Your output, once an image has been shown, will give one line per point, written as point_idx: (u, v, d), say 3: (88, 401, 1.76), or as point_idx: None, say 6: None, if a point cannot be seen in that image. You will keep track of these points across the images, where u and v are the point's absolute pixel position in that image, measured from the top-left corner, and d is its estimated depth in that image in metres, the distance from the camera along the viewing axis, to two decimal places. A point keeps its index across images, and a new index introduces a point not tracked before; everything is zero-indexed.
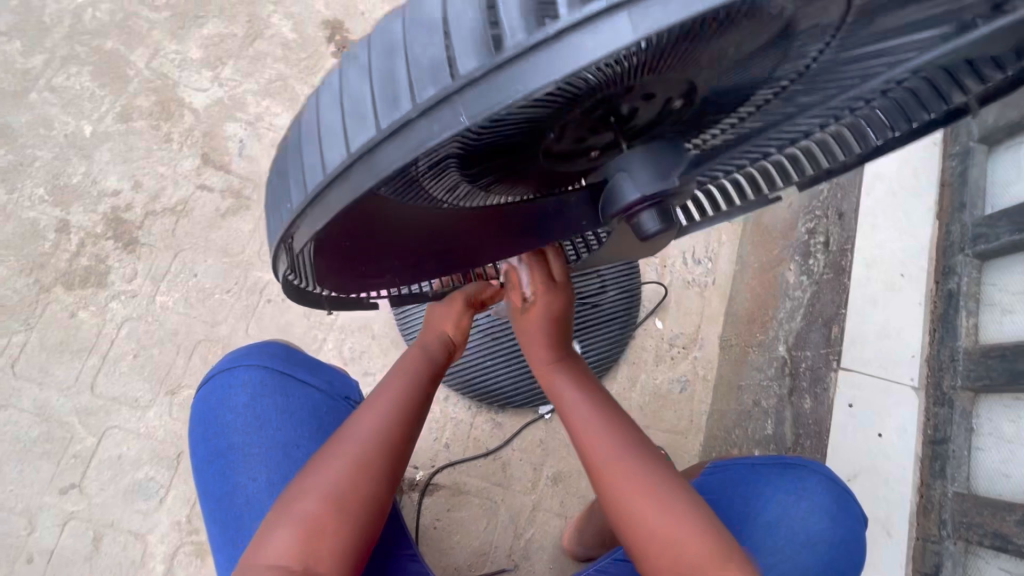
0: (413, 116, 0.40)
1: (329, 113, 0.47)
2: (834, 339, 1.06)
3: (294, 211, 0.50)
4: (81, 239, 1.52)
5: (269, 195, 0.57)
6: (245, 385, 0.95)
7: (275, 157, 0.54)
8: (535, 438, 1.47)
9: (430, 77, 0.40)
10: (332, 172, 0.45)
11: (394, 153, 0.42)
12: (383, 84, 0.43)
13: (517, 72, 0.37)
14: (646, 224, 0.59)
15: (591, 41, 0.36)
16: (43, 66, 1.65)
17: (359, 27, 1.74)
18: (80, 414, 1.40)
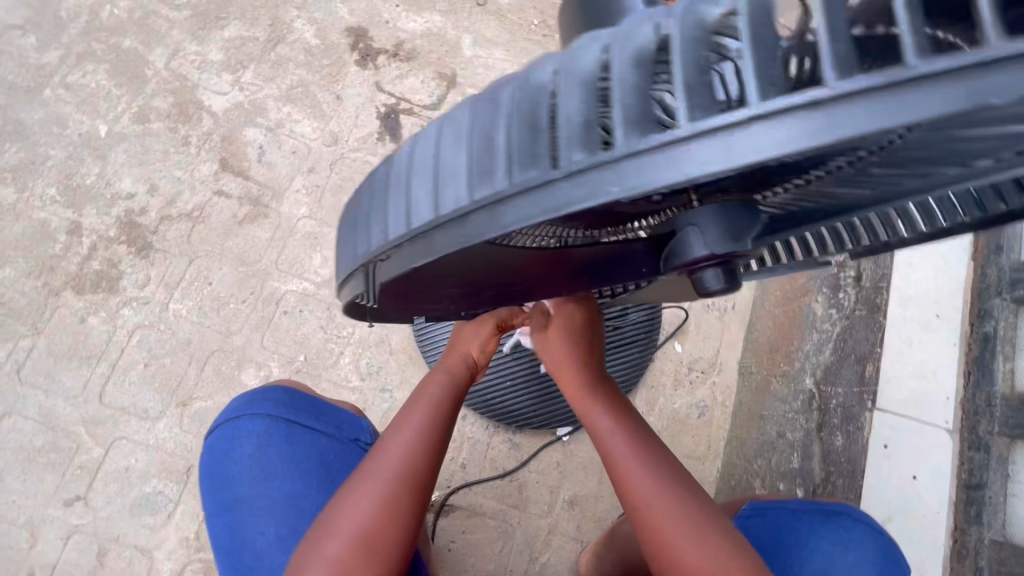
0: (558, 177, 0.38)
1: (450, 146, 0.45)
2: (868, 378, 1.08)
3: (393, 240, 0.49)
4: (93, 243, 1.48)
5: (355, 211, 0.56)
6: (250, 436, 0.91)
7: (376, 176, 0.53)
8: (552, 460, 1.45)
9: (581, 140, 0.38)
10: (450, 213, 0.44)
11: (527, 211, 0.40)
12: (523, 130, 0.40)
13: (681, 156, 0.35)
14: (710, 280, 0.57)
15: (770, 136, 0.33)
16: (58, 62, 1.61)
17: (384, 36, 1.71)
18: (87, 424, 1.36)
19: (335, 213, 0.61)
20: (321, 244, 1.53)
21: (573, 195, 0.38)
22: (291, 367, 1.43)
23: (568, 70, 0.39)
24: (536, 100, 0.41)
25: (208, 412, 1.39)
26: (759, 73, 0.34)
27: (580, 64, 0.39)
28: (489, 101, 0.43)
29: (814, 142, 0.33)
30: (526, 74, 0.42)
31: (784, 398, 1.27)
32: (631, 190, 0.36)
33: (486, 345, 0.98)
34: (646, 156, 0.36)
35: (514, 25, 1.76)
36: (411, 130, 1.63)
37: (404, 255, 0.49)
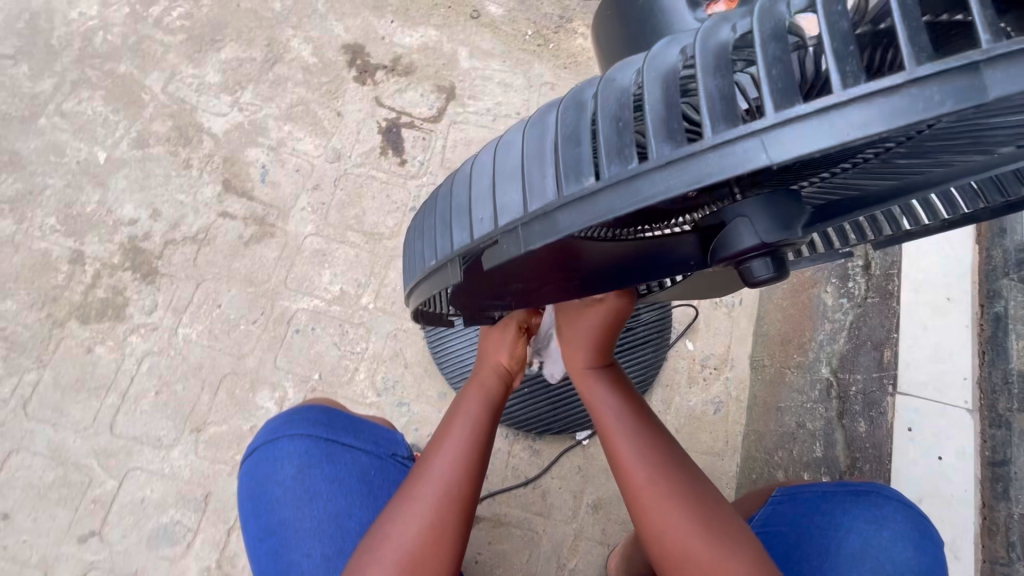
0: (704, 147, 0.40)
1: (575, 129, 0.49)
2: (887, 364, 1.08)
3: (508, 225, 0.53)
4: (96, 270, 1.45)
5: (456, 205, 0.62)
6: (291, 457, 0.88)
7: (487, 167, 0.58)
8: (573, 465, 1.45)
9: (723, 114, 0.41)
10: (577, 192, 0.47)
11: (660, 182, 0.42)
12: (658, 106, 0.43)
13: (831, 120, 0.37)
14: (757, 271, 0.55)
15: (917, 101, 0.36)
16: (53, 90, 1.59)
17: (382, 51, 1.72)
18: (99, 456, 1.33)
19: (437, 208, 0.67)
20: (329, 261, 1.52)
21: (711, 167, 0.40)
22: (307, 386, 1.42)
23: (705, 50, 0.43)
24: (670, 81, 0.44)
25: (223, 437, 1.36)
26: (909, 38, 0.36)
27: (718, 43, 0.43)
28: (618, 88, 0.48)
29: (969, 101, 0.35)
30: (660, 59, 0.46)
31: (801, 388, 1.29)
32: (776, 158, 0.38)
33: (515, 351, 0.98)
34: (793, 123, 0.38)
35: (508, 36, 1.79)
36: (413, 144, 1.64)
37: (518, 239, 0.52)
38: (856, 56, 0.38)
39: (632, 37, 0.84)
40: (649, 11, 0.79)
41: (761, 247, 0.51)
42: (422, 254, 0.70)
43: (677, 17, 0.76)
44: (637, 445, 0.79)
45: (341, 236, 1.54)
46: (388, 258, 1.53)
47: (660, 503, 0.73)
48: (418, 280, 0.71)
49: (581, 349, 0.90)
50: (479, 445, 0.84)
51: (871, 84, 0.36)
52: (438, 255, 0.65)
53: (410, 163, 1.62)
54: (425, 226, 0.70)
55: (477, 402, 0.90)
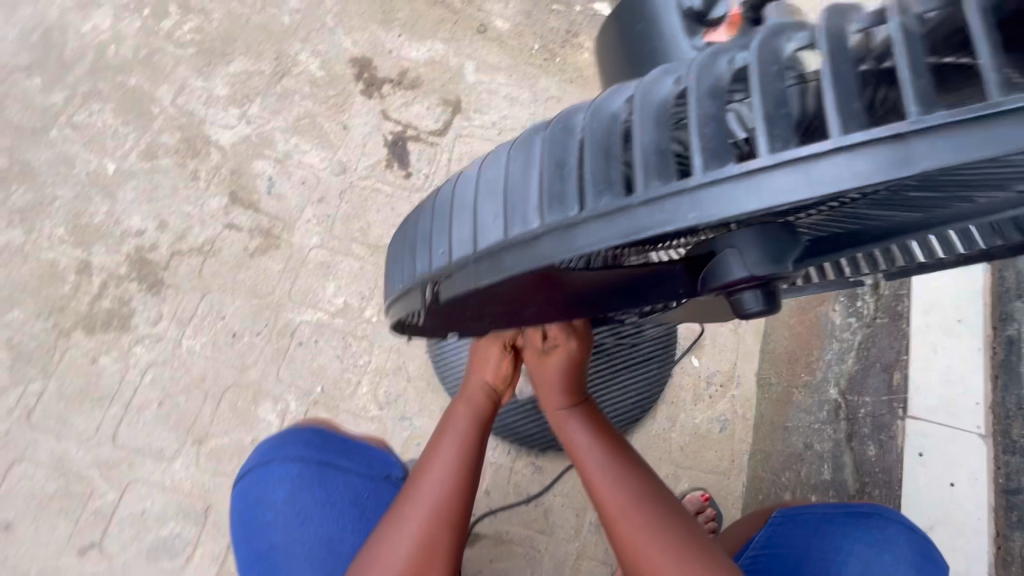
0: (637, 203, 0.43)
1: (524, 172, 0.51)
2: (896, 386, 1.07)
3: (462, 258, 0.55)
4: (103, 281, 1.46)
5: (417, 236, 0.65)
6: (283, 480, 0.88)
7: (445, 202, 0.60)
8: (576, 481, 1.43)
9: (658, 168, 0.43)
10: (521, 234, 0.50)
11: (596, 234, 0.45)
12: (598, 159, 0.46)
13: (757, 184, 0.39)
14: (748, 302, 0.54)
15: (844, 168, 0.37)
16: (65, 102, 1.62)
17: (388, 65, 1.73)
18: (101, 467, 1.33)
19: (403, 235, 0.69)
20: (333, 273, 1.52)
21: (643, 221, 0.43)
22: (309, 399, 1.41)
23: (645, 108, 0.45)
24: (612, 133, 0.47)
25: (225, 449, 1.36)
26: (841, 105, 0.38)
27: (658, 100, 0.45)
28: (565, 137, 0.50)
29: (893, 172, 0.36)
30: (603, 109, 0.49)
31: (808, 409, 1.28)
32: (703, 217, 0.41)
33: (501, 369, 0.97)
34: (726, 181, 0.40)
35: (514, 50, 1.79)
36: (418, 157, 1.64)
37: (471, 272, 0.55)
38: (787, 119, 0.40)
39: (632, 59, 0.83)
40: (648, 32, 0.79)
41: (748, 280, 0.49)
42: (390, 277, 0.72)
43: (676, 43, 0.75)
44: (615, 480, 0.78)
45: (345, 248, 1.54)
46: None
47: (642, 534, 0.72)
48: (388, 302, 0.74)
49: (550, 390, 0.91)
50: (467, 463, 0.83)
51: (804, 151, 0.38)
52: (404, 280, 0.67)
53: (415, 176, 1.63)
54: (394, 249, 0.71)
55: (464, 420, 0.89)
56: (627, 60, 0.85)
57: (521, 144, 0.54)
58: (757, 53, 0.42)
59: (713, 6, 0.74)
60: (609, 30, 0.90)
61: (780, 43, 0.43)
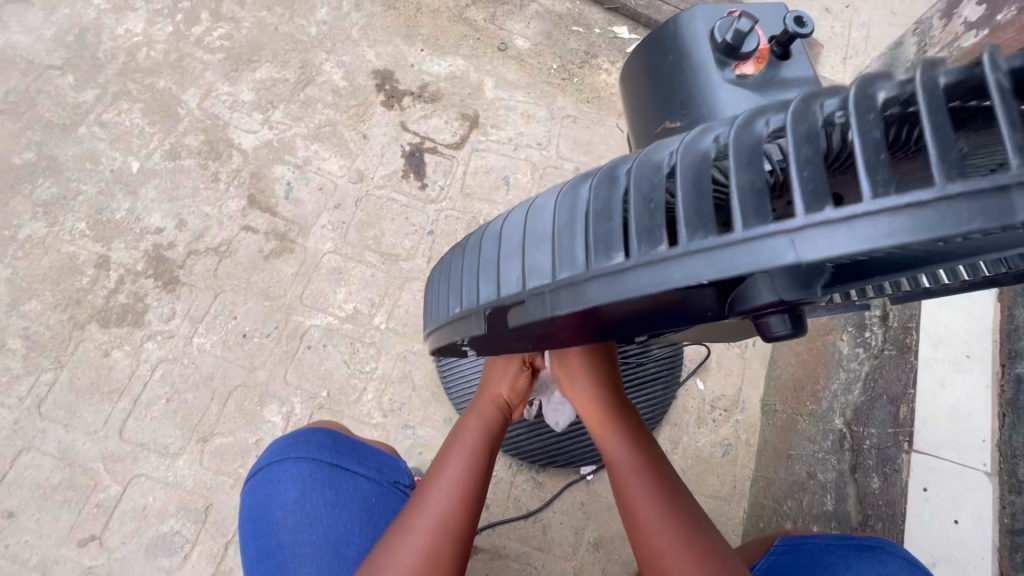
0: (736, 240, 0.43)
1: (651, 190, 0.50)
2: (902, 419, 1.05)
3: (538, 287, 0.56)
4: (120, 276, 1.49)
5: (484, 261, 0.66)
6: (294, 480, 0.89)
7: (516, 231, 0.62)
8: (576, 499, 1.43)
9: (754, 208, 0.43)
10: (606, 266, 0.50)
11: (689, 269, 0.45)
12: (690, 194, 0.46)
13: (839, 231, 0.39)
14: (775, 326, 0.55)
15: (935, 218, 0.37)
16: (95, 101, 1.66)
17: (409, 78, 1.78)
18: (106, 460, 1.35)
19: (465, 261, 0.71)
20: (345, 279, 1.54)
21: (737, 261, 0.43)
22: (314, 403, 1.43)
23: (740, 145, 0.45)
24: (704, 169, 0.47)
25: (228, 448, 1.37)
26: (939, 155, 0.38)
27: (752, 137, 0.45)
28: (653, 171, 0.50)
29: (992, 220, 0.36)
30: (694, 147, 0.49)
31: (813, 438, 1.27)
32: (806, 257, 0.40)
33: (516, 383, 1.00)
34: (821, 226, 0.40)
35: (533, 69, 1.83)
36: (434, 169, 1.67)
37: (545, 301, 0.55)
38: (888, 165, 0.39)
39: (658, 89, 0.84)
40: (679, 63, 0.80)
41: (780, 305, 0.51)
42: (448, 299, 0.74)
43: (708, 76, 0.76)
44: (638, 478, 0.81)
45: (358, 255, 1.57)
46: (402, 280, 1.55)
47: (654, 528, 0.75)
48: (441, 323, 0.76)
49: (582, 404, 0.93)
50: (478, 474, 0.85)
51: (898, 198, 0.38)
52: (463, 304, 0.69)
53: (430, 188, 1.65)
54: (453, 272, 0.75)
55: (475, 431, 0.91)
56: (652, 91, 0.86)
57: (603, 177, 0.55)
58: (852, 100, 0.42)
59: (744, 39, 0.73)
60: (634, 63, 0.92)
61: (873, 86, 0.43)
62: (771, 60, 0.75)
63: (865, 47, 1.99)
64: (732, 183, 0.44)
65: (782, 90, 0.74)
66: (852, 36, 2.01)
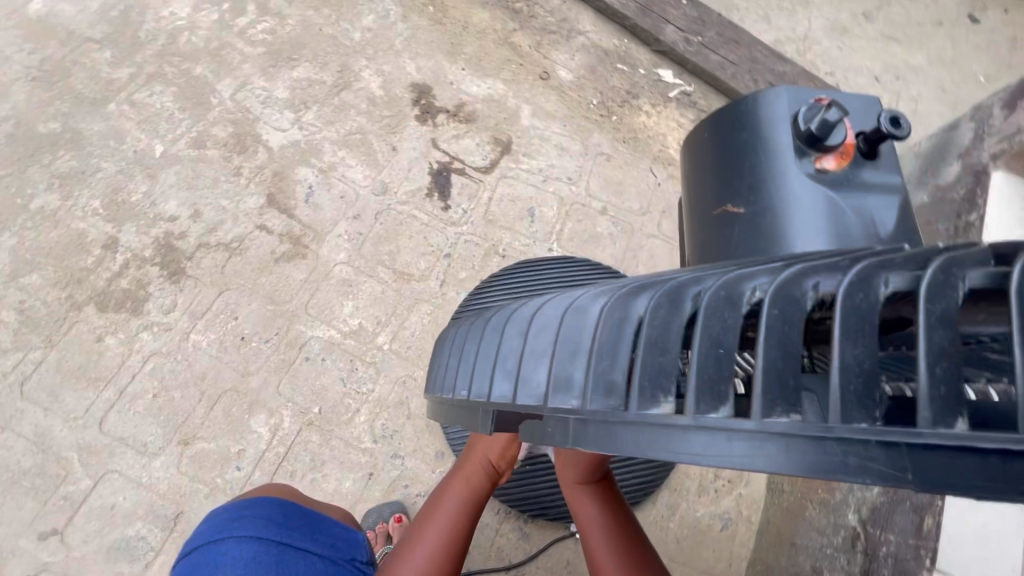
0: (823, 434, 0.36)
1: (721, 334, 0.42)
2: (927, 531, 0.98)
3: (569, 408, 0.49)
4: (126, 260, 1.45)
5: (510, 351, 0.60)
6: (235, 563, 0.83)
7: (552, 329, 0.55)
8: (562, 557, 1.35)
9: (856, 395, 0.37)
10: (656, 416, 0.43)
11: (758, 450, 0.38)
12: (775, 356, 0.40)
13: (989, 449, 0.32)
14: None
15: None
16: (128, 79, 1.64)
17: (447, 95, 1.75)
18: (81, 451, 1.29)
19: (488, 339, 0.65)
20: (354, 293, 1.49)
21: (819, 460, 0.36)
22: (304, 419, 1.37)
23: (849, 304, 0.39)
24: (795, 328, 0.40)
25: (208, 455, 1.32)
26: None
27: (871, 300, 0.39)
28: (728, 310, 0.43)
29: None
30: (788, 291, 0.42)
31: (822, 529, 1.20)
32: (907, 474, 0.34)
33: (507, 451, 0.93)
34: (987, 444, 0.32)
35: (573, 101, 1.80)
36: (460, 191, 1.63)
37: (576, 429, 0.49)
38: None
39: (726, 163, 0.81)
40: (754, 143, 0.77)
41: None
42: (464, 377, 0.67)
43: (783, 161, 0.74)
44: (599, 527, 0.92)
45: (371, 270, 1.52)
46: (412, 301, 1.50)
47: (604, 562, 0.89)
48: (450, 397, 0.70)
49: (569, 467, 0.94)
50: (458, 535, 0.89)
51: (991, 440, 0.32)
52: (472, 392, 0.65)
53: (453, 210, 1.61)
54: (474, 349, 0.67)
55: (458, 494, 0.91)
56: (720, 165, 0.83)
57: (661, 298, 0.47)
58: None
59: (831, 129, 0.71)
60: (701, 132, 0.88)
61: None
62: (854, 158, 0.72)
63: (911, 122, 1.95)
64: (835, 357, 0.38)
65: (861, 192, 0.71)
66: (900, 108, 1.97)
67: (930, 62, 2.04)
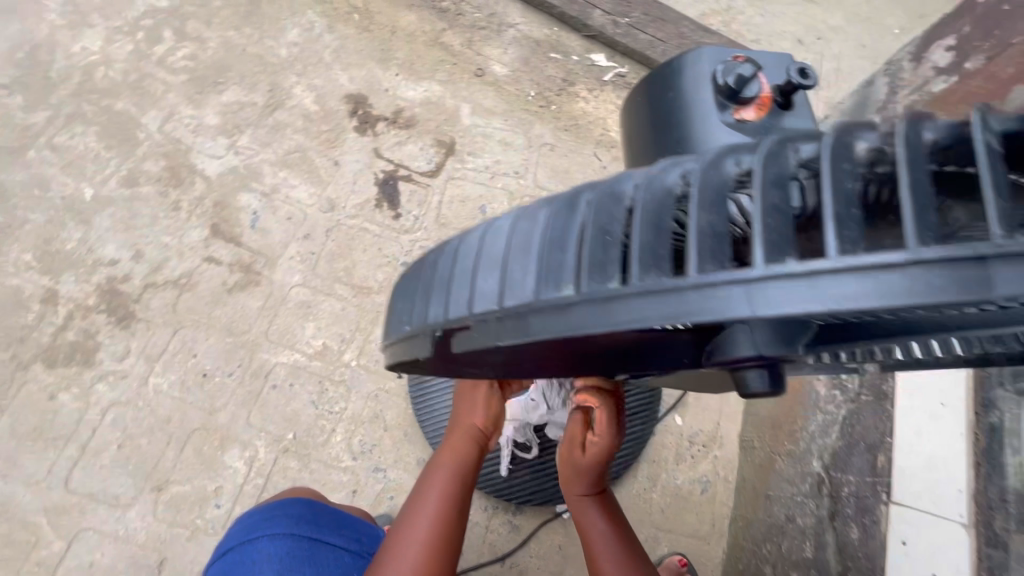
0: (688, 287, 0.40)
1: (607, 220, 0.46)
2: (880, 469, 1.06)
3: (478, 313, 0.51)
4: (69, 311, 1.40)
5: (427, 279, 0.60)
6: (270, 559, 0.87)
7: (462, 248, 0.56)
8: (553, 542, 1.38)
9: (711, 251, 0.40)
10: (554, 299, 0.46)
11: (641, 310, 0.42)
12: (648, 232, 0.43)
13: (845, 281, 0.36)
14: (754, 381, 0.50)
15: (904, 286, 0.35)
16: (46, 122, 1.57)
17: (384, 103, 1.73)
18: (49, 514, 1.25)
19: (407, 277, 0.65)
20: (314, 315, 1.48)
21: (692, 310, 0.40)
22: (279, 447, 1.36)
23: (707, 184, 0.43)
24: (665, 207, 0.44)
25: (185, 498, 1.29)
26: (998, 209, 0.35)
27: (719, 179, 0.43)
28: (614, 201, 0.47)
29: (960, 295, 0.34)
30: (661, 182, 0.45)
31: (792, 479, 1.27)
32: (766, 311, 0.38)
33: (489, 413, 0.89)
34: (845, 275, 0.36)
35: (512, 95, 1.81)
36: (409, 198, 1.63)
37: (488, 329, 0.51)
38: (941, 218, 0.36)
39: (657, 126, 0.83)
40: (679, 105, 0.78)
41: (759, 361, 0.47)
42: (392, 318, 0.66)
43: (706, 120, 0.74)
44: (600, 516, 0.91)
45: (328, 288, 1.51)
46: (374, 315, 1.50)
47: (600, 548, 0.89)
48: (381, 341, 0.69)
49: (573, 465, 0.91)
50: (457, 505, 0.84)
51: (869, 259, 0.36)
52: (403, 327, 0.63)
53: (404, 218, 1.60)
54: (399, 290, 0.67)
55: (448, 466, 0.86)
56: (652, 128, 0.84)
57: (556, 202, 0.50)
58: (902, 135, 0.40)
59: (747, 83, 0.72)
60: (636, 98, 0.90)
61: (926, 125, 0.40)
62: (772, 108, 0.73)
63: (836, 79, 2.03)
64: (692, 226, 0.41)
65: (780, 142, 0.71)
66: (824, 67, 2.05)
67: (847, 20, 2.13)
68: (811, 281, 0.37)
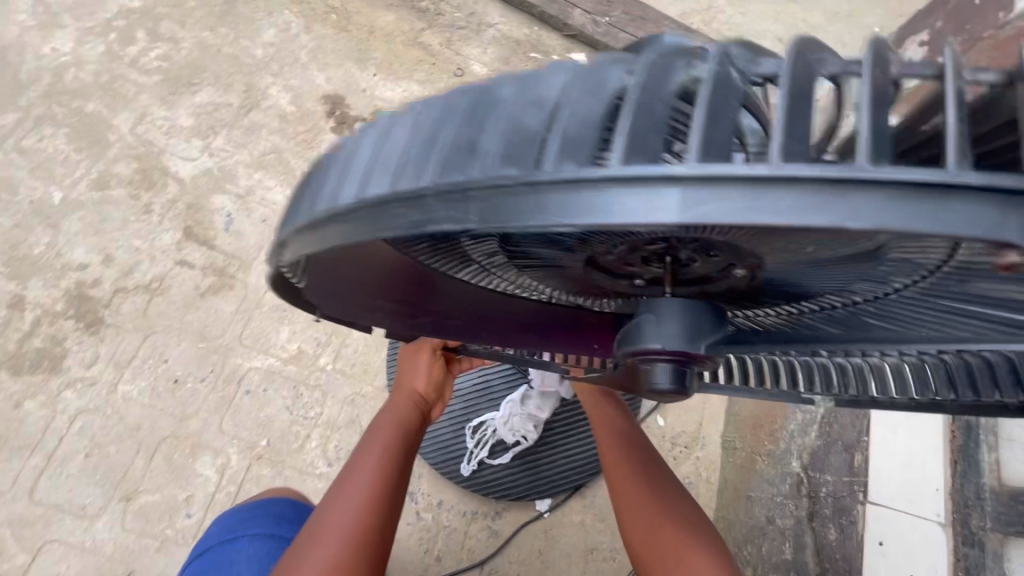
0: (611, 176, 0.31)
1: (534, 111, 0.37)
2: (858, 468, 1.06)
3: (361, 202, 0.39)
4: (36, 317, 1.37)
5: (312, 166, 0.46)
6: (249, 559, 0.86)
7: (361, 134, 0.44)
8: (534, 548, 1.36)
9: (638, 145, 0.33)
10: (450, 185, 0.35)
11: (548, 207, 0.33)
12: (581, 126, 0.35)
13: (777, 188, 0.29)
14: (657, 375, 0.50)
15: (779, 203, 0.29)
16: (14, 125, 1.54)
17: (362, 103, 1.71)
18: (13, 525, 1.22)
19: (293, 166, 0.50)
20: (288, 319, 1.45)
21: (604, 210, 0.31)
22: (252, 453, 1.33)
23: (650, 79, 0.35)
24: (598, 104, 0.36)
25: (154, 507, 1.26)
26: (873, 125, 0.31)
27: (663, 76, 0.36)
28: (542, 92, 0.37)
29: (828, 218, 0.29)
30: (599, 76, 0.37)
31: (772, 480, 1.25)
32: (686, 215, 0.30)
33: (432, 377, 0.94)
34: (775, 177, 0.29)
35: None
36: None
37: (366, 221, 0.39)
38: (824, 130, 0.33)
39: None
40: None
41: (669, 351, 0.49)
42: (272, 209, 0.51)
43: None
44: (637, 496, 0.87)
45: None
46: None
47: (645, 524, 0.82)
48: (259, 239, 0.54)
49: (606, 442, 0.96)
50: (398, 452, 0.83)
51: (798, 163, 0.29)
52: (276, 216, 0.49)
53: None
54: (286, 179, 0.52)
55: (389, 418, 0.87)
56: None
57: (481, 86, 0.40)
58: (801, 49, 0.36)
59: None
60: None
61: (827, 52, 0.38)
62: None
63: None
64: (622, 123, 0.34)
65: None
66: None
67: (829, 19, 2.13)
68: (743, 181, 0.29)
